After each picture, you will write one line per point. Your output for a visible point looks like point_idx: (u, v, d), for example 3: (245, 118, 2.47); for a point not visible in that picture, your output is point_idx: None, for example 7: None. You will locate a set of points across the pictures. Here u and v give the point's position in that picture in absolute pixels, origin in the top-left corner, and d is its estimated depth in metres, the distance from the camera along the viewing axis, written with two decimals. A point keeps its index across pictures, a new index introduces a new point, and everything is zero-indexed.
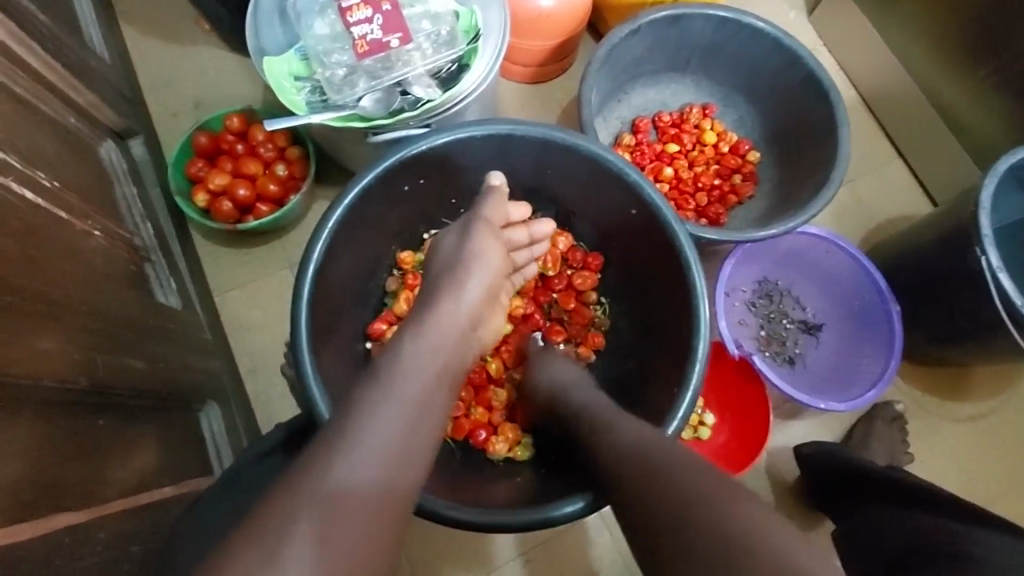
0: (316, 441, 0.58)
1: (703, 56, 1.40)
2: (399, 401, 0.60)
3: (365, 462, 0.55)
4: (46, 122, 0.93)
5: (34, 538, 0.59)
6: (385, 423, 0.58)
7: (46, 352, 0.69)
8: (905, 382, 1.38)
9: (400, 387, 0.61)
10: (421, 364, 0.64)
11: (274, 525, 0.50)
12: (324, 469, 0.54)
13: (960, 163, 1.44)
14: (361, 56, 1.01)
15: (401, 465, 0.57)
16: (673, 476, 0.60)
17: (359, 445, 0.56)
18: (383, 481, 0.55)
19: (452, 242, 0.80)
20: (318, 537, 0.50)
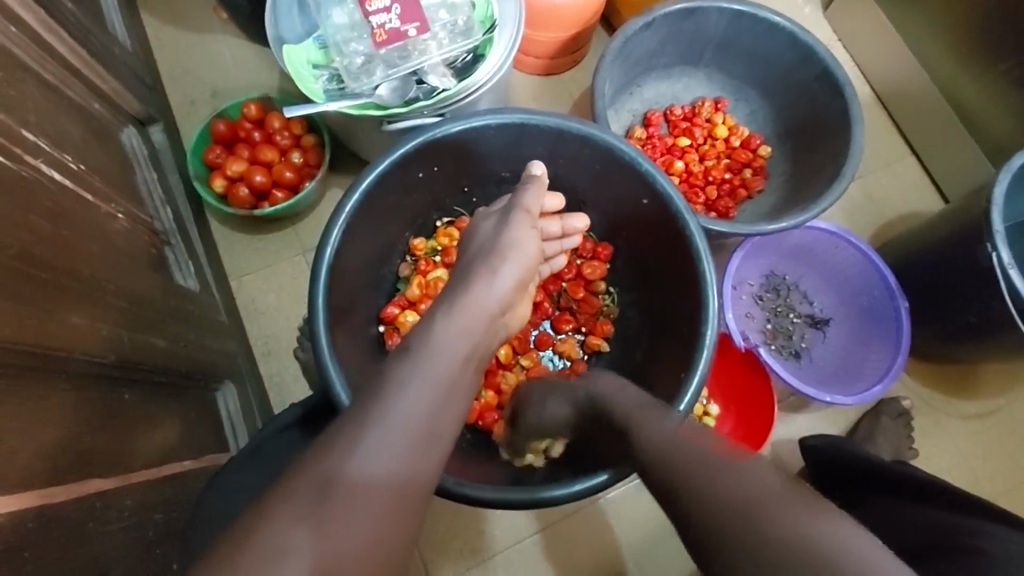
0: (347, 415, 0.60)
1: (716, 49, 1.41)
2: (426, 385, 0.61)
3: (390, 443, 0.57)
4: (72, 107, 0.95)
5: (68, 501, 0.62)
6: (412, 405, 0.59)
7: (75, 327, 0.71)
8: (913, 378, 1.38)
9: (428, 371, 0.62)
10: (450, 349, 0.65)
11: (302, 494, 0.53)
12: (352, 445, 0.56)
13: (974, 161, 1.44)
14: (378, 45, 1.03)
15: (425, 447, 0.58)
16: (681, 453, 0.59)
17: (385, 425, 0.57)
18: (407, 462, 0.57)
19: (490, 229, 0.80)
20: (342, 510, 0.53)
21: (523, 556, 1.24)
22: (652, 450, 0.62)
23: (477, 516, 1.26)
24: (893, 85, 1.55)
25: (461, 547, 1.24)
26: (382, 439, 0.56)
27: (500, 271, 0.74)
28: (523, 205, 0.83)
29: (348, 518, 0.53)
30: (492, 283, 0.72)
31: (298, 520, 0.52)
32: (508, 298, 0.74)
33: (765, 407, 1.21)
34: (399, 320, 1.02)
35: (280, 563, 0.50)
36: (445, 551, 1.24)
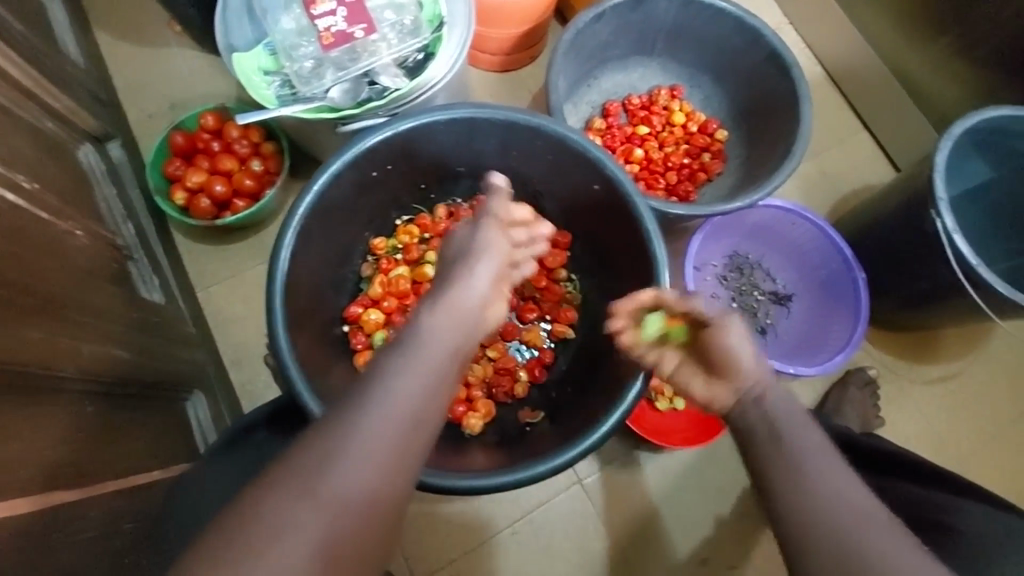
0: (338, 404, 0.62)
1: (667, 38, 1.44)
2: (416, 379, 0.63)
3: (381, 432, 0.59)
4: (24, 127, 0.95)
5: (34, 513, 0.62)
6: (403, 397, 0.61)
7: (34, 342, 0.71)
8: (876, 348, 1.42)
9: (417, 365, 0.64)
10: (437, 343, 0.67)
11: (297, 479, 0.56)
12: (343, 436, 0.58)
13: (923, 134, 1.48)
14: (327, 48, 1.04)
15: (415, 437, 0.61)
16: (797, 464, 0.66)
17: (376, 416, 0.60)
18: (397, 453, 0.59)
19: (466, 231, 0.79)
20: (336, 496, 0.56)
21: (504, 546, 1.26)
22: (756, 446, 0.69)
23: (456, 510, 1.27)
24: (843, 64, 1.59)
25: (440, 541, 1.25)
26: (375, 428, 0.59)
27: (481, 267, 0.74)
28: (495, 212, 0.81)
29: (342, 502, 0.56)
30: (475, 279, 0.73)
31: (294, 503, 0.54)
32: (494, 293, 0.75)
33: None
34: (363, 319, 1.04)
35: (280, 541, 0.53)
36: (425, 547, 1.25)
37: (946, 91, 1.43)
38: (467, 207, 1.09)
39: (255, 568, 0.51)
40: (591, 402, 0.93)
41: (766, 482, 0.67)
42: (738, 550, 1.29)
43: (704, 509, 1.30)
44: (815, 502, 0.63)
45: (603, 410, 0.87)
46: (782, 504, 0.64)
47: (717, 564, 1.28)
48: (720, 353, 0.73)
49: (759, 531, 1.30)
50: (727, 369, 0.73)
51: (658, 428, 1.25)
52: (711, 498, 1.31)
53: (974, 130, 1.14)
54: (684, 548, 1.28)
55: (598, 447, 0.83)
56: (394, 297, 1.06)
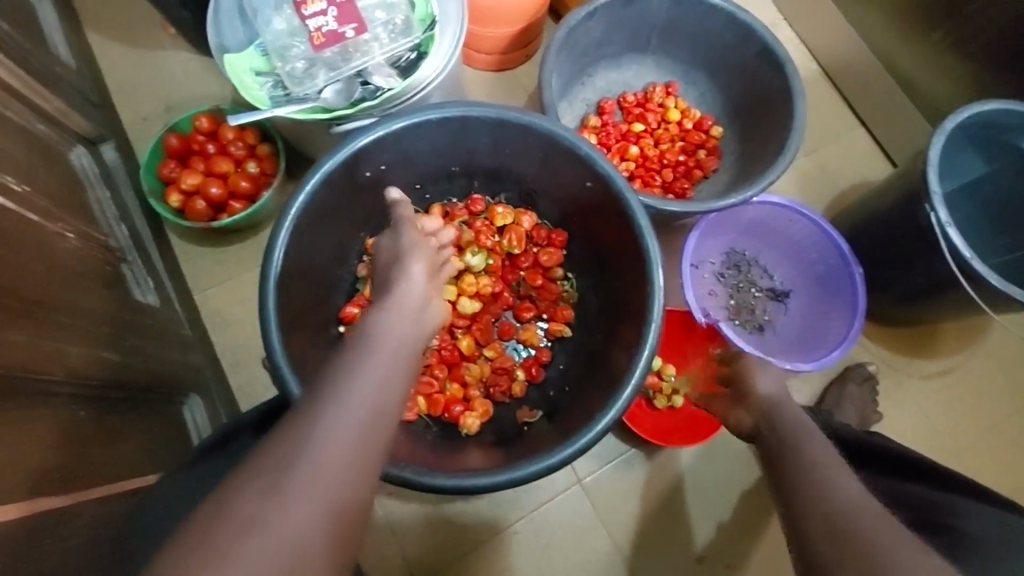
0: (297, 407, 0.63)
1: (661, 35, 1.43)
2: (369, 367, 0.66)
3: (342, 417, 0.61)
4: (14, 129, 0.94)
5: (22, 517, 0.62)
6: (358, 385, 0.64)
7: (20, 345, 0.70)
8: (874, 343, 1.42)
9: (369, 356, 0.67)
10: (383, 337, 0.70)
11: (264, 475, 0.56)
12: (303, 428, 0.59)
13: (919, 129, 1.47)
14: (318, 48, 1.04)
15: (376, 420, 0.63)
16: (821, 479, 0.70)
17: (335, 405, 0.61)
18: (360, 439, 0.60)
19: (391, 239, 0.85)
20: (304, 485, 0.56)
21: (503, 547, 1.26)
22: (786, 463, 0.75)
23: (455, 511, 1.27)
24: (838, 59, 1.59)
25: (439, 541, 1.25)
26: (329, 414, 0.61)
27: (413, 265, 0.79)
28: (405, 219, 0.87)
29: (310, 491, 0.56)
30: (409, 277, 0.78)
31: (262, 498, 0.54)
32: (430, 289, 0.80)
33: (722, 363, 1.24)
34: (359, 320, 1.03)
35: (250, 538, 0.52)
36: (425, 547, 1.25)
37: (942, 84, 1.43)
38: (463, 207, 1.10)
39: (226, 567, 0.50)
40: (592, 396, 0.93)
41: (791, 484, 0.72)
42: (737, 547, 1.29)
43: (702, 506, 1.30)
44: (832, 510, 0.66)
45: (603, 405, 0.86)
46: (803, 514, 0.68)
47: (715, 561, 1.28)
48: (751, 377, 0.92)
49: (757, 528, 1.29)
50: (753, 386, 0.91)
51: (656, 427, 1.25)
52: (710, 496, 1.30)
53: (965, 125, 1.14)
54: (683, 546, 1.28)
55: (598, 443, 0.83)
56: None
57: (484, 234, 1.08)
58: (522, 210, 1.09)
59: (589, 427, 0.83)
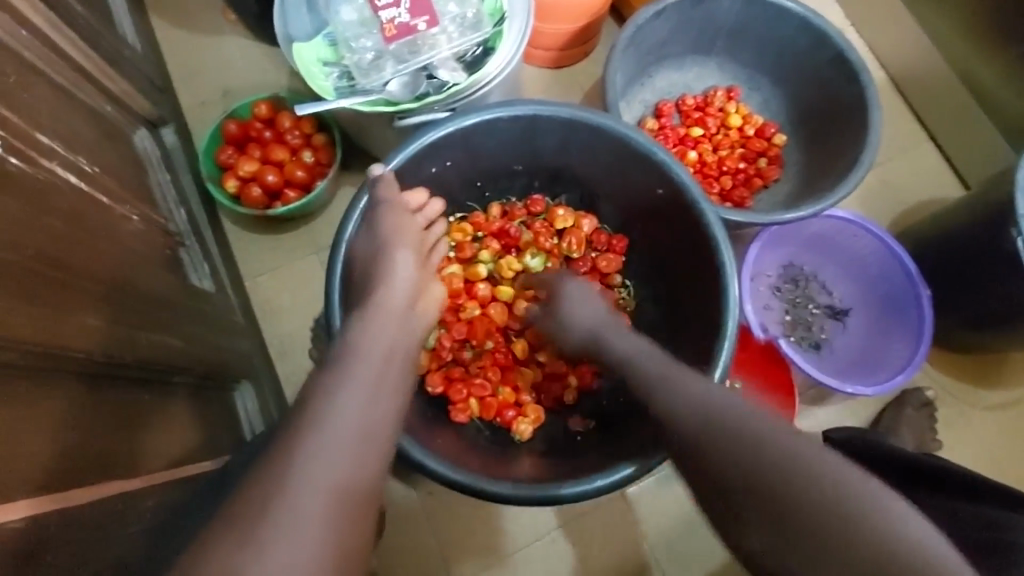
0: (282, 432, 0.62)
1: (727, 37, 1.39)
2: (355, 383, 0.65)
3: (329, 438, 0.60)
4: (85, 110, 0.95)
5: (88, 503, 0.62)
6: (345, 404, 0.63)
7: (91, 327, 0.71)
8: (935, 368, 1.36)
9: (354, 371, 0.66)
10: (373, 340, 0.71)
11: (256, 505, 0.55)
12: (289, 452, 0.58)
13: (996, 145, 1.40)
14: (388, 40, 1.03)
15: (365, 441, 0.62)
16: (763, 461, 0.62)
17: (318, 426, 0.61)
18: (350, 461, 0.60)
19: (367, 232, 0.83)
20: (295, 513, 0.55)
21: (539, 556, 1.23)
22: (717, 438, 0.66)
23: (495, 514, 1.25)
24: (910, 69, 1.52)
25: (477, 543, 1.24)
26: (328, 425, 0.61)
27: (399, 263, 0.80)
28: (386, 202, 0.84)
29: (304, 518, 0.55)
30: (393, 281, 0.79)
31: (256, 529, 0.54)
32: (411, 289, 0.80)
33: (778, 382, 1.21)
34: None
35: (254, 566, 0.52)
36: (463, 548, 1.24)
37: None
38: (522, 207, 1.08)
39: None
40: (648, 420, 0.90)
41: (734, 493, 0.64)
42: None
43: None
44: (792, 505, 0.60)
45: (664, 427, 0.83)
46: (759, 509, 0.62)
47: None
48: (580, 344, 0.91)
49: None
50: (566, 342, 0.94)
51: None
52: None
53: None
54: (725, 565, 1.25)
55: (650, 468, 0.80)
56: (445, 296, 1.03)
57: (543, 236, 1.06)
58: (582, 213, 1.07)
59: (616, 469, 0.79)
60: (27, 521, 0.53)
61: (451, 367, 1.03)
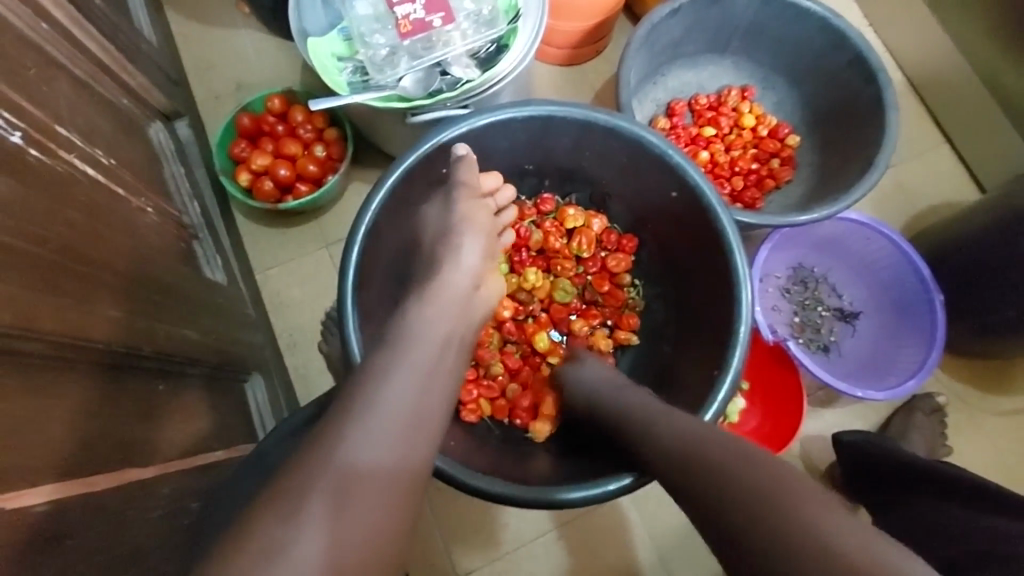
0: (338, 403, 0.64)
1: (743, 36, 1.37)
2: (412, 370, 0.66)
3: (381, 420, 0.61)
4: (102, 103, 0.96)
5: (108, 491, 0.63)
6: (402, 387, 0.64)
7: (115, 320, 0.73)
8: (946, 374, 1.35)
9: (412, 356, 0.67)
10: (434, 325, 0.72)
11: (307, 475, 0.57)
12: (343, 427, 0.60)
13: (1013, 150, 1.38)
14: (403, 36, 1.03)
15: (412, 429, 0.63)
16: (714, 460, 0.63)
17: (372, 406, 0.62)
18: (397, 446, 0.61)
19: (437, 212, 0.86)
20: (344, 488, 0.57)
21: (547, 549, 1.25)
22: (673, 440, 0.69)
23: (502, 509, 1.26)
24: (927, 70, 1.50)
25: (484, 537, 1.25)
26: (384, 405, 0.62)
27: (464, 250, 0.82)
28: (463, 182, 0.86)
29: (351, 496, 0.57)
30: (455, 267, 0.80)
31: (303, 499, 0.55)
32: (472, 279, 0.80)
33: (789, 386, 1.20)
34: None
35: (296, 533, 0.54)
36: (469, 541, 1.25)
37: None
38: (531, 206, 1.08)
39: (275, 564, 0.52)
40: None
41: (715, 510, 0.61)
42: None
43: None
44: (735, 500, 0.59)
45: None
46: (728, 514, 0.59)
47: None
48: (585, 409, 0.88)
49: None
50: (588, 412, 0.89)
51: None
52: None
53: None
54: None
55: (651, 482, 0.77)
56: None
57: (552, 236, 1.07)
58: (592, 213, 1.06)
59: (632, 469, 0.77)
60: (50, 508, 0.55)
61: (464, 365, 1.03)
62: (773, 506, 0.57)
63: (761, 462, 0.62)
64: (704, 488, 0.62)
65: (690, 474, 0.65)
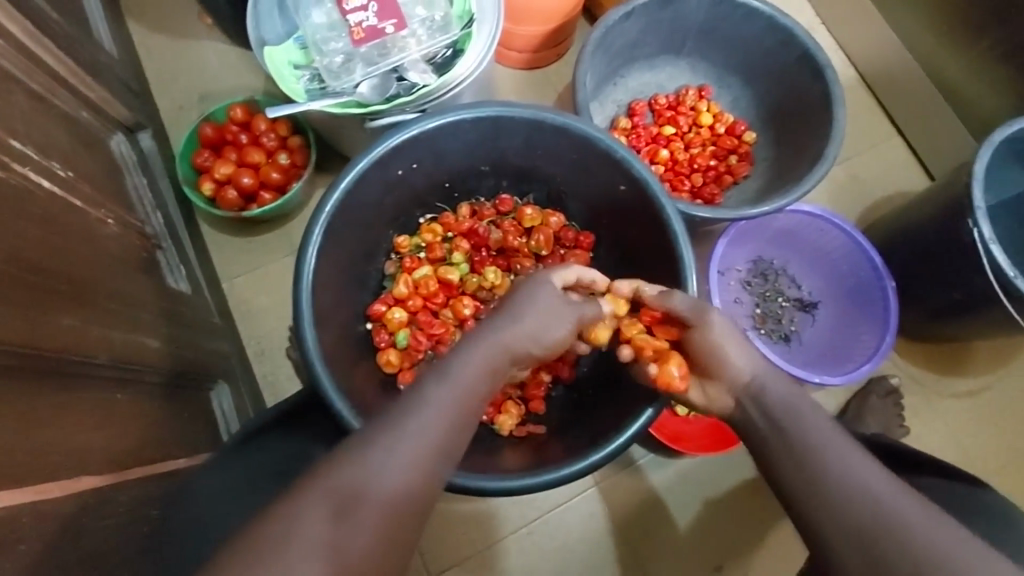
0: (373, 421, 0.66)
1: (697, 37, 1.41)
2: (439, 413, 0.66)
3: (399, 452, 0.63)
4: (60, 117, 0.96)
5: (65, 497, 0.64)
6: (426, 427, 0.65)
7: (70, 329, 0.73)
8: (901, 357, 1.39)
9: (443, 396, 0.67)
10: (479, 373, 0.71)
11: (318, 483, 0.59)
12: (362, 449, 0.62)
13: (959, 140, 1.43)
14: (357, 43, 1.05)
15: (424, 472, 0.64)
16: (817, 468, 0.66)
17: (393, 434, 0.64)
18: (406, 481, 0.62)
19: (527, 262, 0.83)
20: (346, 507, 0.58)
21: (520, 546, 1.26)
22: (768, 448, 0.71)
23: (473, 508, 1.27)
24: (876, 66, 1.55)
25: (457, 537, 1.26)
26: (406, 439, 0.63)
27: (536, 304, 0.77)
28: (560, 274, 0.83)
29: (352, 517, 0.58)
30: (518, 317, 0.76)
31: (305, 505, 0.58)
32: (540, 331, 0.76)
33: None
34: (387, 318, 1.04)
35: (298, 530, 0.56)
36: (441, 542, 1.25)
37: (987, 94, 1.38)
38: (491, 207, 1.10)
39: (273, 548, 0.54)
40: (606, 418, 0.95)
41: (795, 501, 0.67)
42: (751, 557, 1.28)
43: (717, 515, 1.29)
44: (840, 514, 0.63)
45: (619, 423, 0.89)
46: (805, 507, 0.65)
47: (732, 570, 1.27)
48: (709, 349, 0.79)
49: (771, 534, 1.29)
50: (715, 369, 0.79)
51: (678, 433, 1.23)
52: (727, 503, 1.29)
53: (1010, 138, 1.12)
54: (697, 553, 1.28)
55: (598, 470, 0.84)
56: (418, 297, 1.07)
57: (511, 235, 1.09)
58: (550, 211, 1.09)
59: (583, 457, 0.84)
60: (7, 511, 0.55)
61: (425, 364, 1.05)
62: (878, 523, 0.60)
63: (832, 467, 0.65)
64: (802, 499, 0.66)
65: (789, 482, 0.68)
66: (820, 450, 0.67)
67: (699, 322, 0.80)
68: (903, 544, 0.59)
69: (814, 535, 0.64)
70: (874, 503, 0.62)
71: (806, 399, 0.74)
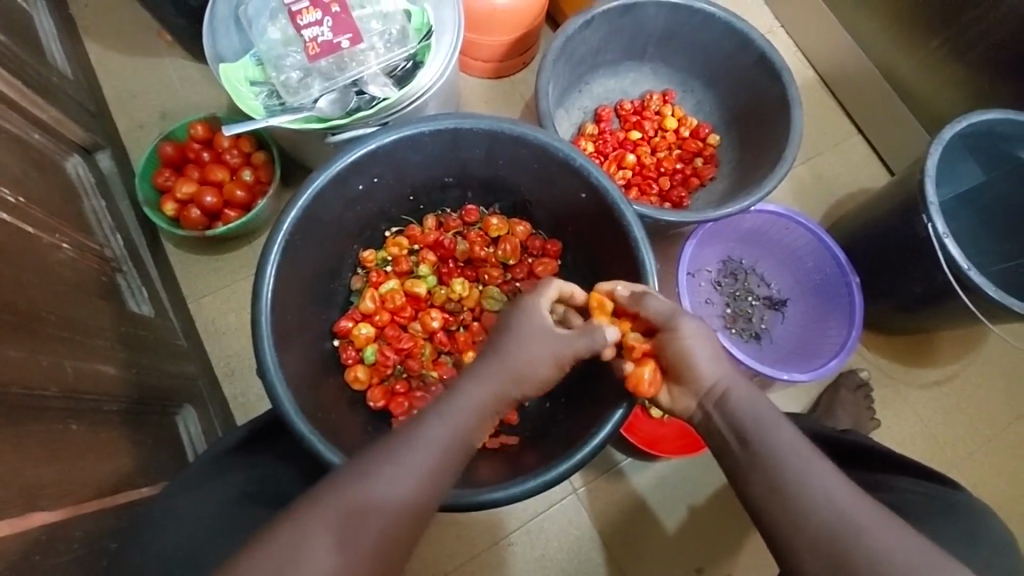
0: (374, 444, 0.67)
1: (658, 42, 1.43)
2: (423, 446, 0.65)
3: (387, 486, 0.62)
4: (11, 141, 0.94)
5: (10, 537, 0.62)
6: (405, 458, 0.64)
7: (15, 360, 0.71)
8: (869, 351, 1.41)
9: (442, 426, 0.67)
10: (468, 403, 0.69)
11: (311, 507, 0.60)
12: (357, 477, 0.62)
13: (913, 134, 1.47)
14: (313, 58, 1.04)
15: (407, 510, 0.62)
16: (788, 480, 0.67)
17: (386, 467, 0.63)
18: (385, 509, 0.61)
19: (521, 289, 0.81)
20: (342, 533, 0.59)
21: (501, 557, 1.25)
22: (737, 463, 0.71)
23: (451, 521, 1.26)
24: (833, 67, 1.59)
25: (438, 549, 1.25)
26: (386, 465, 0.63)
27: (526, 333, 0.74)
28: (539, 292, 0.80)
29: (344, 542, 0.58)
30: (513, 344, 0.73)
31: (300, 527, 0.58)
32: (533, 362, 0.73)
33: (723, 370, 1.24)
34: (354, 334, 1.04)
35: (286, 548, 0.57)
36: (419, 556, 1.24)
37: (938, 92, 1.42)
38: (456, 218, 1.10)
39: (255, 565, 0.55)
40: (573, 428, 0.94)
41: (761, 507, 0.68)
42: (730, 556, 1.28)
43: (697, 515, 1.30)
44: (804, 523, 0.64)
45: (588, 430, 0.88)
46: (767, 508, 0.67)
47: (714, 571, 1.27)
48: (679, 356, 0.78)
49: (752, 532, 1.29)
50: (684, 375, 0.77)
51: (653, 437, 1.23)
52: (704, 504, 1.30)
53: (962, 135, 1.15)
54: (678, 555, 1.28)
55: (565, 479, 0.83)
56: (385, 312, 1.07)
57: (477, 245, 1.09)
58: (516, 220, 1.09)
59: (550, 469, 0.83)
60: None
61: (396, 380, 1.05)
62: (841, 529, 0.62)
63: (795, 467, 0.67)
64: (766, 513, 0.67)
65: (756, 496, 0.68)
66: (785, 462, 0.68)
67: (672, 331, 0.78)
68: (861, 537, 0.61)
69: (778, 532, 0.66)
70: (835, 500, 0.64)
71: (770, 407, 0.74)
